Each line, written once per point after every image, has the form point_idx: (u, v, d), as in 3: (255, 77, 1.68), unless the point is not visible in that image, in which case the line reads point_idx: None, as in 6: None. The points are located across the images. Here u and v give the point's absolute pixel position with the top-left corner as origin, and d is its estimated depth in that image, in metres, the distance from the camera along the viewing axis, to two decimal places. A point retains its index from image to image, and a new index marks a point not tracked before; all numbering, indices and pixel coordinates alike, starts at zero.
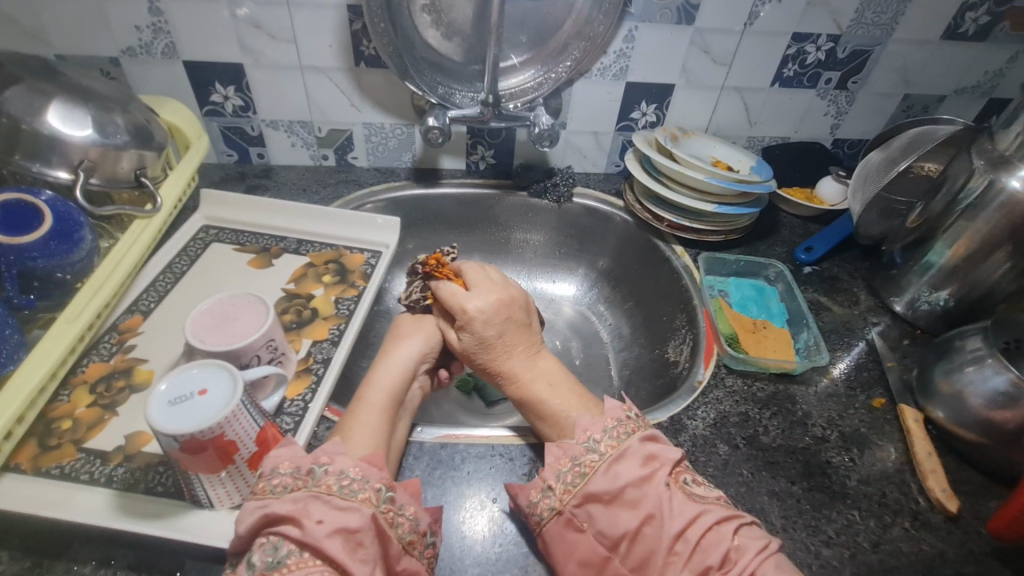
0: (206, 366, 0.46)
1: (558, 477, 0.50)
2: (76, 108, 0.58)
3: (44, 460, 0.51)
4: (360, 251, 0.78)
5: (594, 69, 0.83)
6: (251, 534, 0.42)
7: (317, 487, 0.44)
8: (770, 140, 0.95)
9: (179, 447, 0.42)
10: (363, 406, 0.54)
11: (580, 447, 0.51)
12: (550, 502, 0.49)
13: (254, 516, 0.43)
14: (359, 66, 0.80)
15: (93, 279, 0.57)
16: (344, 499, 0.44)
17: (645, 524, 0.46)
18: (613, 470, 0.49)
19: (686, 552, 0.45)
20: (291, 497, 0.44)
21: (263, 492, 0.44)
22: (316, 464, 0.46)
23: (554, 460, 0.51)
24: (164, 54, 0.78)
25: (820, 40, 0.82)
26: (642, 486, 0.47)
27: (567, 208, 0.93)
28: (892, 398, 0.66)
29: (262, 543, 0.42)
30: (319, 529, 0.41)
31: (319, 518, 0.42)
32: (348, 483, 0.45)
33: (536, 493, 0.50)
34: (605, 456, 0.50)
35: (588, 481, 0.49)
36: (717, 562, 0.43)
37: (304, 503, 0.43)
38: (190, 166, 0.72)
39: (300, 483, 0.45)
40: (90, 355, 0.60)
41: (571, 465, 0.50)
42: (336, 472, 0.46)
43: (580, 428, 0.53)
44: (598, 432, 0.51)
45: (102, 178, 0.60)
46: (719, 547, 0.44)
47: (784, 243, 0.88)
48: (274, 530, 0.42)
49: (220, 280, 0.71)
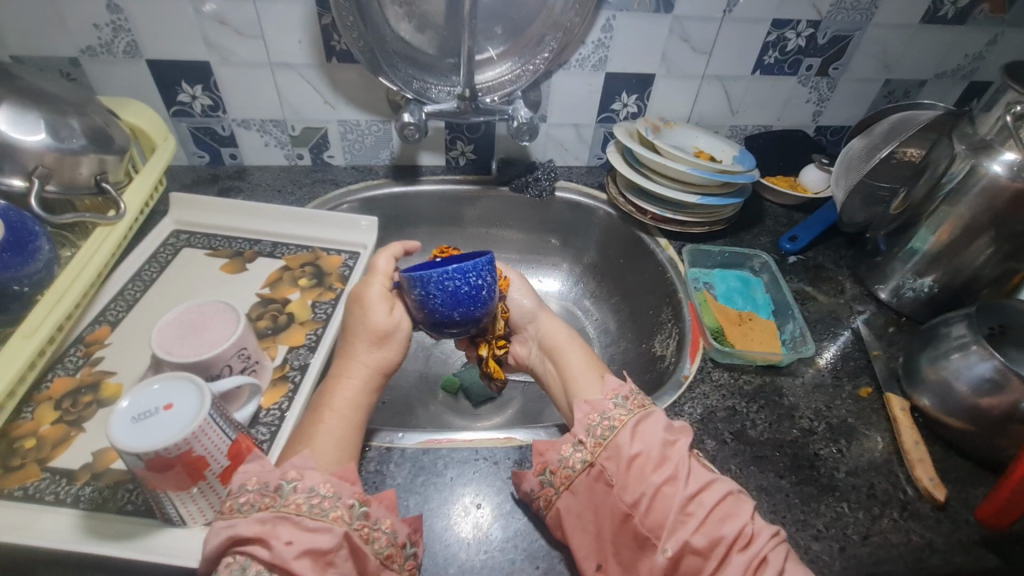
0: (170, 380, 0.44)
1: (589, 432, 0.51)
2: (27, 111, 0.55)
3: (5, 482, 0.49)
4: (338, 253, 0.76)
5: (572, 60, 0.81)
6: (217, 555, 0.41)
7: (284, 507, 0.43)
8: (753, 129, 0.94)
9: (144, 465, 0.40)
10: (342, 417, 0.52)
11: (608, 403, 0.53)
12: (581, 455, 0.50)
13: (220, 537, 0.42)
14: (331, 61, 0.78)
15: (54, 291, 0.55)
16: (315, 519, 0.43)
17: (665, 483, 0.47)
18: (641, 429, 0.50)
19: (700, 513, 0.45)
20: (258, 516, 0.42)
21: (229, 511, 0.43)
22: (284, 480, 0.44)
23: (584, 415, 0.52)
24: (126, 53, 0.75)
25: (800, 26, 0.81)
26: (665, 448, 0.49)
27: (550, 203, 0.92)
28: (878, 386, 0.66)
29: (229, 564, 0.40)
30: (287, 550, 0.41)
31: (288, 538, 0.41)
32: (319, 502, 0.43)
33: (568, 449, 0.51)
34: (633, 412, 0.51)
35: (617, 435, 0.50)
36: (731, 532, 0.44)
37: (272, 524, 0.42)
38: (157, 169, 0.70)
39: (268, 501, 0.43)
40: (55, 370, 0.58)
41: (601, 419, 0.51)
42: (306, 489, 0.44)
43: (609, 387, 0.54)
44: (626, 391, 0.54)
45: (60, 185, 0.58)
46: (735, 519, 0.45)
47: (769, 233, 0.88)
48: (241, 549, 0.41)
49: (192, 287, 0.69)
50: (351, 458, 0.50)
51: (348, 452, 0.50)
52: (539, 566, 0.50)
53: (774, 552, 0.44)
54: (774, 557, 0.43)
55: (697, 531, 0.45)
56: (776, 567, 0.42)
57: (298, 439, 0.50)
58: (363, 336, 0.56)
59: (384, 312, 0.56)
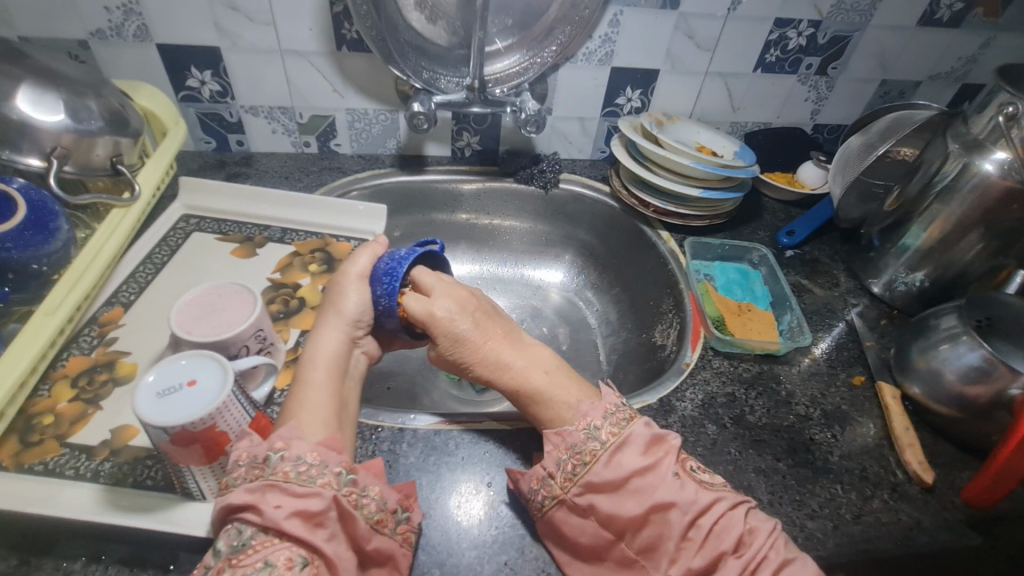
0: (195, 357, 0.45)
1: (558, 466, 0.51)
2: (46, 92, 0.55)
3: (26, 456, 0.50)
4: (347, 240, 0.77)
5: (579, 54, 0.83)
6: (221, 525, 0.43)
7: (273, 475, 0.44)
8: (753, 126, 0.96)
9: (169, 439, 0.41)
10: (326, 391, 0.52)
11: (580, 435, 0.52)
12: (550, 490, 0.50)
13: (218, 506, 0.43)
14: (341, 49, 0.79)
15: (71, 271, 0.56)
16: (302, 486, 0.44)
17: (652, 512, 0.48)
18: (615, 461, 0.50)
19: (699, 537, 0.47)
20: (248, 486, 0.43)
21: (226, 487, 0.44)
22: (271, 451, 0.45)
23: (553, 448, 0.52)
24: (136, 36, 0.75)
25: (801, 26, 0.83)
26: (643, 477, 0.49)
27: (554, 195, 0.93)
28: (871, 375, 0.69)
29: (228, 530, 0.42)
30: (278, 513, 0.42)
31: (278, 502, 0.43)
32: (306, 470, 0.45)
33: (536, 482, 0.51)
34: (606, 445, 0.51)
35: (589, 470, 0.50)
36: (729, 545, 0.46)
37: (261, 491, 0.43)
38: (169, 153, 0.70)
39: (258, 472, 0.44)
40: (70, 349, 0.58)
41: (571, 454, 0.51)
42: (292, 458, 0.45)
43: (580, 415, 0.53)
44: (598, 419, 0.53)
45: (76, 166, 0.58)
46: (732, 531, 0.47)
47: (767, 228, 0.90)
48: (238, 515, 0.42)
49: (204, 271, 0.70)
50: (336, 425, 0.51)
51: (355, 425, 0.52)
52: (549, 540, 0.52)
53: (772, 547, 0.46)
54: (773, 555, 0.46)
55: (696, 554, 0.46)
56: (775, 564, 0.45)
57: (285, 413, 0.51)
58: (329, 317, 0.58)
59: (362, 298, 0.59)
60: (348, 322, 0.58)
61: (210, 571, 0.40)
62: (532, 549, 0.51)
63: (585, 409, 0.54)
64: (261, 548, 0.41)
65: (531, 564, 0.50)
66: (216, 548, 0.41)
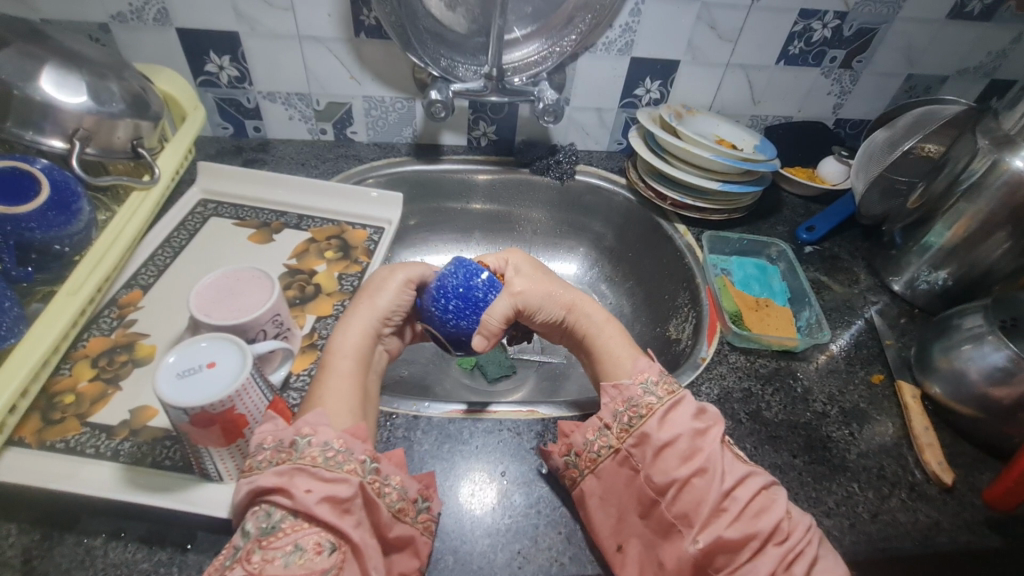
0: (214, 340, 0.45)
1: (615, 417, 0.52)
2: (69, 73, 0.56)
3: (48, 434, 0.50)
4: (363, 227, 0.77)
5: (599, 43, 0.82)
6: (246, 508, 0.43)
7: (300, 459, 0.43)
8: (774, 119, 0.94)
9: (189, 420, 0.42)
10: (329, 373, 0.53)
11: (637, 390, 0.52)
12: (607, 441, 0.51)
13: (244, 489, 0.43)
14: (359, 36, 0.78)
15: (93, 252, 0.56)
16: (330, 471, 0.43)
17: (695, 475, 0.47)
18: (669, 418, 0.50)
19: (734, 510, 0.46)
20: (276, 470, 0.43)
21: (250, 469, 0.44)
22: (297, 436, 0.45)
23: (609, 401, 0.53)
24: (157, 20, 0.75)
25: (827, 17, 0.81)
26: (696, 439, 0.49)
27: (569, 185, 0.92)
28: (890, 373, 0.68)
29: (255, 511, 0.42)
30: (308, 497, 0.42)
31: (307, 486, 0.42)
32: (333, 455, 0.44)
33: (593, 433, 0.52)
34: (663, 400, 0.51)
35: (644, 423, 0.50)
36: (766, 528, 0.45)
37: (290, 475, 0.43)
38: (187, 138, 0.70)
39: (284, 456, 0.44)
40: (91, 329, 0.59)
41: (628, 406, 0.52)
42: (320, 444, 0.45)
43: (638, 369, 0.54)
44: (655, 375, 0.53)
45: (98, 147, 0.58)
46: (770, 515, 0.46)
47: (786, 223, 0.89)
48: (266, 498, 0.42)
49: (222, 255, 0.70)
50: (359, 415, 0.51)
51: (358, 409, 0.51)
52: (562, 531, 0.51)
53: (806, 548, 0.45)
54: (808, 550, 0.45)
55: (730, 525, 0.45)
56: (807, 561, 0.44)
57: (309, 398, 0.51)
58: (359, 304, 0.59)
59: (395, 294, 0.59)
60: (375, 314, 0.58)
61: (239, 552, 0.40)
62: (545, 538, 0.51)
63: (641, 366, 0.55)
64: (290, 532, 0.41)
65: (545, 554, 0.50)
66: (243, 529, 0.41)
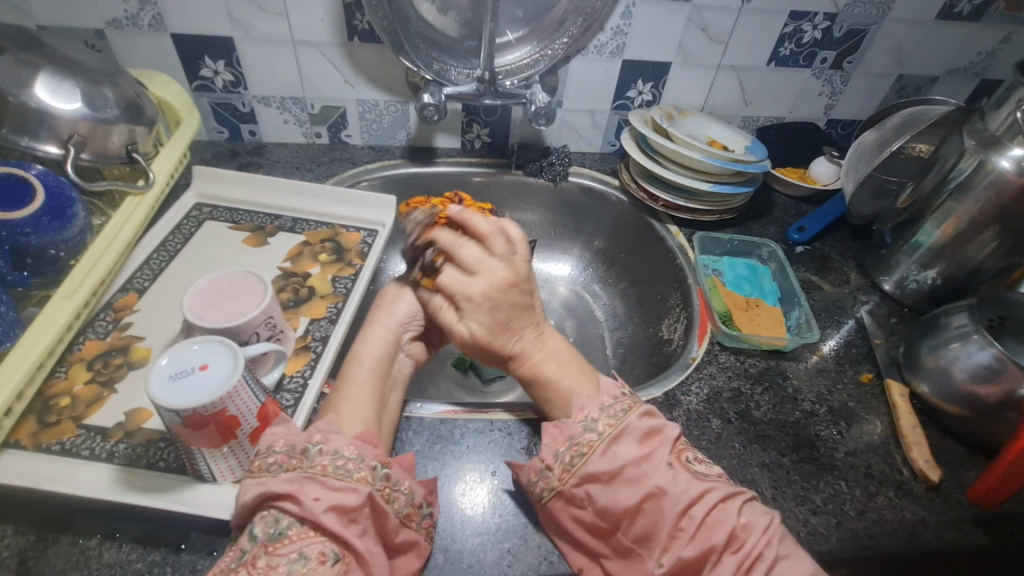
0: (206, 342, 0.46)
1: (556, 458, 0.50)
2: (64, 80, 0.56)
3: (44, 436, 0.51)
4: (356, 230, 0.77)
5: (590, 46, 0.82)
6: (252, 511, 0.43)
7: (311, 468, 0.45)
8: (765, 120, 0.95)
9: (182, 422, 0.42)
10: (348, 381, 0.54)
11: (578, 426, 0.51)
12: (548, 483, 0.50)
13: (252, 492, 0.43)
14: (352, 40, 0.79)
15: (88, 256, 0.57)
16: (340, 480, 0.44)
17: (646, 501, 0.47)
18: (613, 450, 0.50)
19: (690, 527, 0.46)
20: (286, 476, 0.44)
21: (258, 471, 0.45)
22: (310, 443, 0.46)
23: (552, 440, 0.52)
24: (152, 26, 0.76)
25: (816, 19, 0.82)
26: (642, 465, 0.48)
27: (563, 187, 0.93)
28: (879, 372, 0.68)
29: (263, 516, 0.42)
30: (316, 505, 0.42)
31: (316, 494, 0.43)
32: (344, 463, 0.45)
33: (534, 474, 0.51)
34: (603, 435, 0.50)
35: (587, 461, 0.49)
36: (721, 541, 0.45)
37: (300, 483, 0.43)
38: (182, 142, 0.71)
39: (295, 463, 0.45)
40: (87, 333, 0.60)
41: (569, 445, 0.51)
42: (330, 452, 0.46)
43: (577, 406, 0.53)
44: (594, 412, 0.52)
45: (93, 153, 0.59)
46: (723, 527, 0.46)
47: (777, 223, 0.89)
48: (274, 504, 0.43)
49: (216, 259, 0.71)
50: (375, 423, 0.52)
51: (371, 416, 0.52)
52: None
53: (767, 550, 0.45)
54: (768, 553, 0.44)
55: (687, 544, 0.46)
56: (768, 563, 0.44)
57: (327, 406, 0.53)
58: (378, 312, 0.61)
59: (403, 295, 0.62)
60: (394, 321, 0.61)
61: (245, 555, 0.41)
62: (534, 538, 0.51)
63: (582, 401, 0.53)
64: (297, 539, 0.41)
65: (534, 553, 0.50)
66: (251, 532, 0.42)
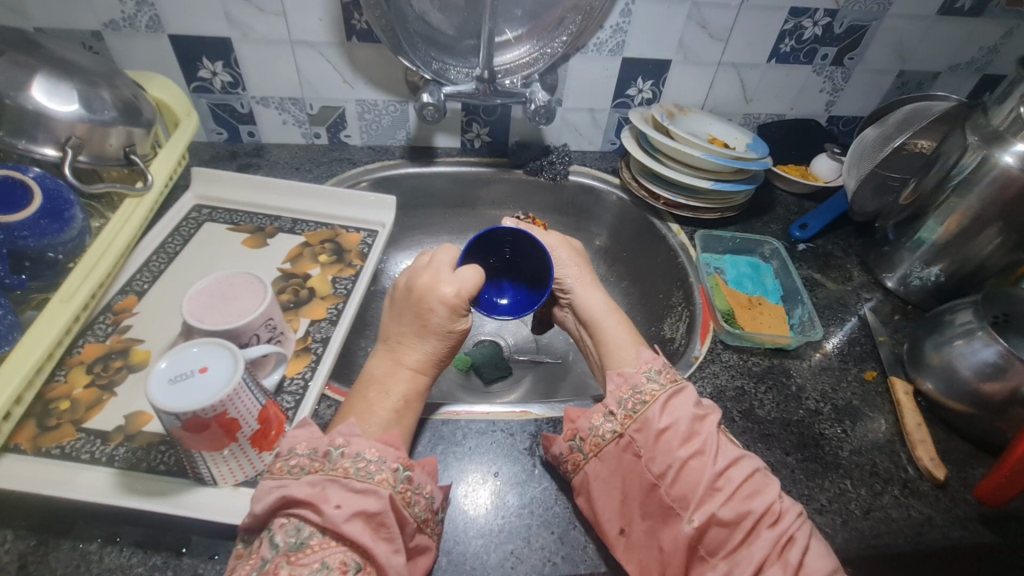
0: (206, 345, 0.46)
1: (620, 404, 0.53)
2: (60, 82, 0.56)
3: (44, 440, 0.51)
4: (356, 230, 0.77)
5: (590, 44, 0.82)
6: (267, 513, 0.43)
7: (333, 470, 0.44)
8: (766, 117, 0.95)
9: (182, 425, 0.42)
10: (380, 398, 0.52)
11: (640, 377, 0.54)
12: (611, 426, 0.52)
13: (271, 496, 0.43)
14: (350, 40, 0.78)
15: (86, 258, 0.57)
16: (361, 481, 0.44)
17: (693, 457, 0.48)
18: (671, 404, 0.52)
19: (728, 488, 0.47)
20: (308, 479, 0.44)
21: (280, 472, 0.44)
22: (332, 447, 0.45)
23: (615, 388, 0.54)
24: (149, 27, 0.75)
25: (817, 15, 0.81)
26: (694, 423, 0.51)
27: (563, 185, 0.93)
28: (883, 371, 0.68)
29: (283, 524, 0.42)
30: (338, 513, 0.42)
31: (338, 501, 0.42)
32: (365, 465, 0.44)
33: (598, 418, 0.53)
34: (664, 387, 0.53)
35: (648, 409, 0.51)
36: (759, 508, 0.46)
37: (322, 487, 0.43)
38: (180, 143, 0.71)
39: (317, 466, 0.44)
40: (86, 336, 0.59)
41: (632, 393, 0.53)
42: (352, 455, 0.45)
43: (642, 360, 0.56)
44: (659, 365, 0.55)
45: (90, 155, 0.59)
46: (762, 496, 0.47)
47: (779, 221, 0.89)
48: (294, 512, 0.42)
49: (216, 260, 0.71)
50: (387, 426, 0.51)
51: (393, 418, 0.51)
52: (555, 531, 0.52)
53: (800, 530, 0.46)
54: (800, 536, 0.45)
55: (724, 504, 0.46)
56: (802, 544, 0.45)
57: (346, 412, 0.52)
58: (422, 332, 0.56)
59: (451, 318, 0.56)
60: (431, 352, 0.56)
61: (267, 563, 0.40)
62: (537, 539, 0.51)
63: (645, 358, 0.56)
64: (319, 549, 0.41)
65: (538, 554, 0.50)
66: (272, 541, 0.41)
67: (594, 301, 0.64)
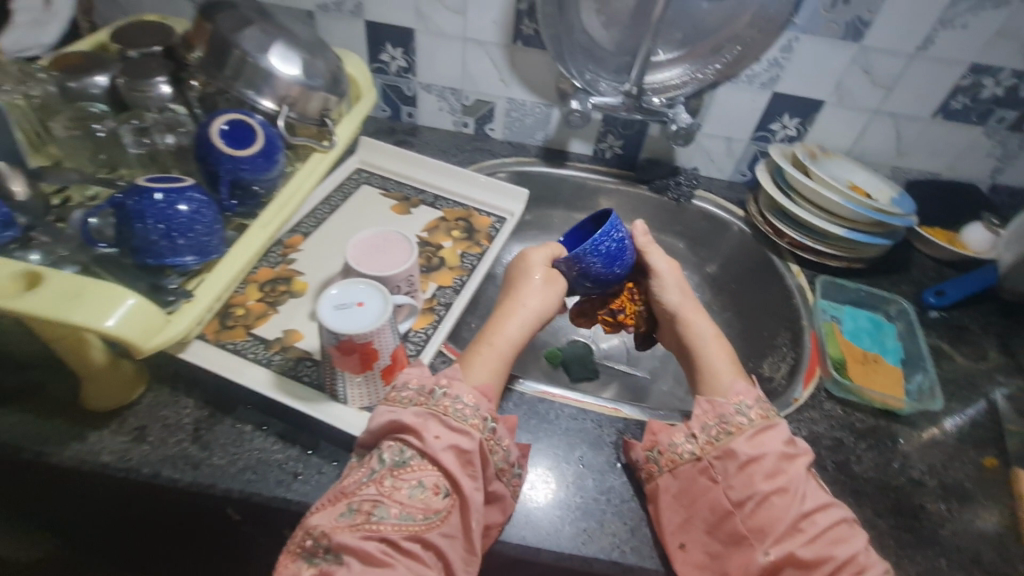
0: (364, 284, 0.54)
1: (704, 429, 0.55)
2: (289, 50, 0.68)
3: (223, 334, 0.62)
4: (487, 215, 0.84)
5: (742, 75, 0.82)
6: (377, 435, 0.50)
7: (435, 407, 0.50)
8: (918, 174, 0.90)
9: (337, 344, 0.50)
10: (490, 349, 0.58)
11: (730, 408, 0.55)
12: (691, 447, 0.54)
13: (383, 418, 0.50)
14: (516, 43, 0.86)
15: (280, 197, 0.68)
16: (457, 422, 0.50)
17: (776, 493, 0.50)
18: (759, 438, 0.53)
19: (812, 531, 0.48)
20: (413, 410, 0.50)
21: (393, 400, 0.52)
22: (437, 387, 0.52)
23: (702, 413, 0.56)
24: (352, 12, 0.87)
25: (1001, 75, 0.76)
26: (781, 461, 0.52)
27: (685, 208, 0.94)
28: (1006, 461, 0.63)
29: (390, 445, 0.49)
30: (436, 443, 0.48)
31: (435, 433, 0.49)
32: (462, 408, 0.51)
33: (679, 437, 0.55)
34: (754, 422, 0.54)
35: (732, 439, 0.53)
36: (843, 555, 0.47)
37: (424, 419, 0.49)
38: (359, 114, 0.82)
39: (422, 400, 0.51)
40: (262, 260, 0.71)
41: (719, 422, 0.55)
42: (452, 396, 0.51)
43: (735, 391, 0.57)
44: (751, 400, 0.56)
45: (297, 112, 0.70)
46: (847, 545, 0.47)
47: (912, 283, 0.84)
48: (398, 436, 0.49)
49: (367, 218, 0.81)
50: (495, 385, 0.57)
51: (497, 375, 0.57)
52: (628, 523, 0.54)
53: None
54: None
55: (805, 545, 0.47)
56: None
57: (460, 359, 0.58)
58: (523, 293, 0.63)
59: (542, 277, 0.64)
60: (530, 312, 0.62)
61: (375, 473, 0.47)
62: (610, 525, 0.54)
63: (739, 388, 0.57)
64: (416, 469, 0.47)
65: (608, 539, 0.53)
66: (380, 456, 0.48)
67: (698, 325, 0.65)
